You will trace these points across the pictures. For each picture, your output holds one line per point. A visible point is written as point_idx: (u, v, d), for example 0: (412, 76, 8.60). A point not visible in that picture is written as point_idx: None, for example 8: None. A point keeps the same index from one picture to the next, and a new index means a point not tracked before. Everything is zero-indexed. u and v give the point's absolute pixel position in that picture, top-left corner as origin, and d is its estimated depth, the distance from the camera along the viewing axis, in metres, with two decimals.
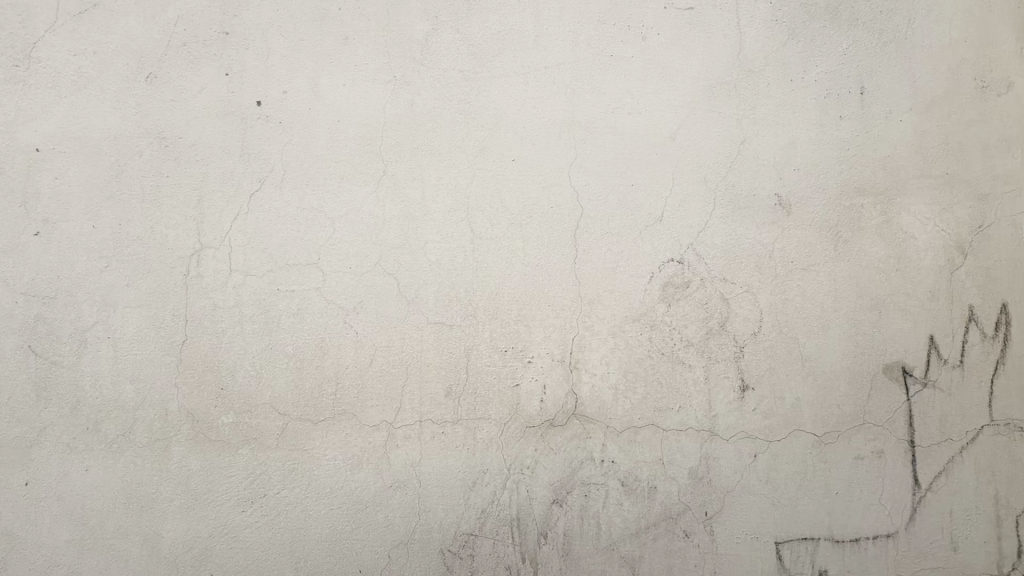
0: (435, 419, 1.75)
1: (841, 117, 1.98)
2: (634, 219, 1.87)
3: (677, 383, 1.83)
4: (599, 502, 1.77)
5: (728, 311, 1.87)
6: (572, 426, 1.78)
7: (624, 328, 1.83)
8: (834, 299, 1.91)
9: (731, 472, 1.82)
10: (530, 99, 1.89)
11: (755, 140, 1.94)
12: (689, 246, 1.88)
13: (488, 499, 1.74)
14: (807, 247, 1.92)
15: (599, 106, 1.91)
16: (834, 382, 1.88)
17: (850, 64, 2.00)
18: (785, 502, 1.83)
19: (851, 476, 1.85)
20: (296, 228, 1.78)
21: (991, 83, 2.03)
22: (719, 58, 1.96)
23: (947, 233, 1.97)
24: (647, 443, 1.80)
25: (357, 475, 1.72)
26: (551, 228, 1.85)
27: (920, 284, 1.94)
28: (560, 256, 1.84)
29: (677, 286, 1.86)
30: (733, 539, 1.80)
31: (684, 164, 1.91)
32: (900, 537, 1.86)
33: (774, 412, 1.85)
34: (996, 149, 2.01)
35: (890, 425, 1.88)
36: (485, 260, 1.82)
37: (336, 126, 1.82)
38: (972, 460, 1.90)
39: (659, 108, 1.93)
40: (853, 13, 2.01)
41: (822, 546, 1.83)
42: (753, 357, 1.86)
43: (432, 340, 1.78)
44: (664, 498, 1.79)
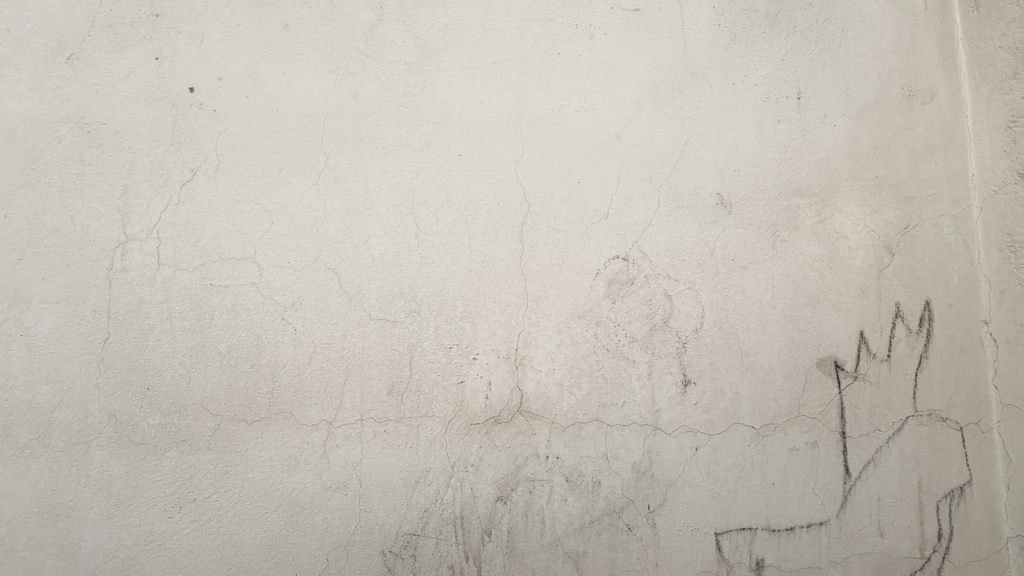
0: (377, 418, 1.71)
1: (779, 121, 2.05)
2: (580, 216, 1.89)
3: (622, 378, 1.85)
4: (543, 499, 1.77)
5: (671, 308, 1.91)
6: (517, 423, 1.78)
7: (570, 324, 1.84)
8: (771, 296, 1.98)
9: (673, 466, 1.85)
10: (477, 94, 1.87)
11: (698, 141, 1.99)
12: (634, 243, 1.91)
13: (431, 498, 1.71)
14: (747, 246, 1.98)
15: (547, 104, 1.91)
16: (771, 376, 1.94)
17: (788, 70, 2.07)
18: (725, 493, 1.87)
19: (787, 467, 1.92)
20: (231, 221, 1.71)
21: (917, 92, 2.15)
22: (664, 59, 2.00)
23: (876, 233, 2.07)
24: (592, 438, 1.81)
25: (294, 477, 1.66)
26: (497, 225, 1.84)
27: (851, 282, 2.03)
28: (506, 253, 1.83)
29: (622, 283, 1.88)
30: (675, 531, 1.83)
31: (629, 162, 1.94)
32: (832, 524, 1.93)
33: (715, 406, 1.89)
34: (921, 155, 2.13)
35: (823, 418, 1.96)
36: (430, 255, 1.79)
37: (275, 115, 1.76)
38: (898, 449, 2.00)
39: (605, 107, 1.95)
40: (791, 21, 2.09)
41: (759, 535, 1.89)
42: (695, 352, 1.90)
43: (375, 336, 1.74)
44: (608, 493, 1.80)
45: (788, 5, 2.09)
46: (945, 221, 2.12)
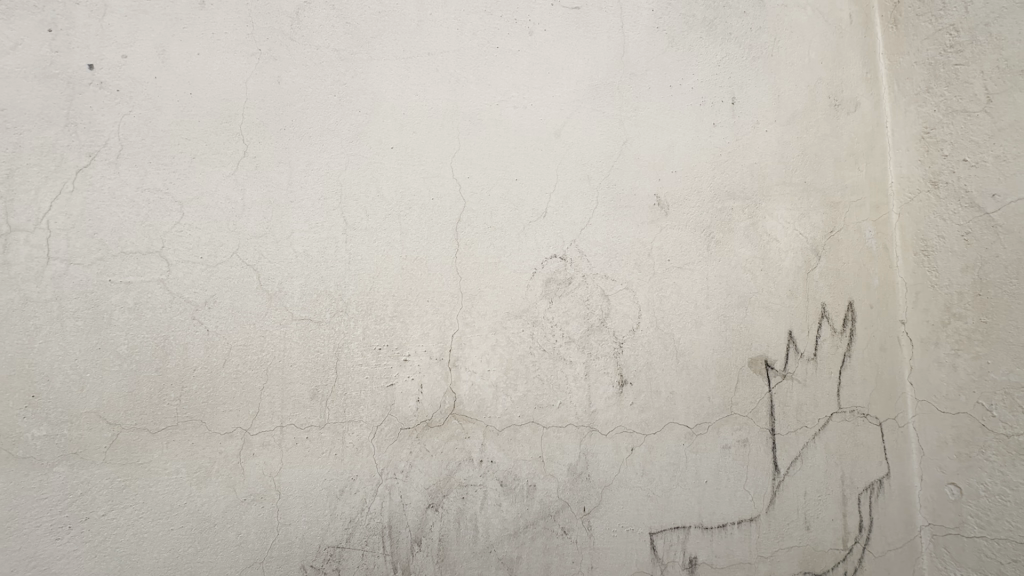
0: (299, 424, 1.61)
1: (714, 124, 2.09)
2: (518, 214, 1.85)
3: (558, 379, 1.82)
4: (477, 504, 1.72)
5: (608, 308, 1.90)
6: (450, 426, 1.72)
7: (506, 325, 1.80)
8: (706, 297, 2.01)
9: (609, 467, 1.84)
10: (411, 85, 1.80)
11: (636, 141, 2.00)
12: (572, 242, 1.89)
13: (357, 508, 1.62)
14: (683, 246, 2.00)
15: (484, 98, 1.87)
16: (705, 375, 1.97)
17: (723, 76, 2.12)
18: (659, 493, 1.88)
19: (719, 465, 1.94)
20: (134, 212, 1.56)
21: (842, 102, 2.25)
22: (603, 58, 1.99)
23: (804, 237, 2.14)
24: (527, 441, 1.77)
25: (205, 490, 1.53)
26: (431, 221, 1.77)
27: (781, 283, 2.09)
28: (441, 250, 1.77)
29: (559, 283, 1.86)
30: (610, 532, 1.82)
31: (568, 160, 1.92)
32: (762, 520, 1.98)
33: (650, 405, 1.90)
34: (846, 162, 2.23)
35: (754, 416, 2.00)
36: (359, 252, 1.71)
37: (188, 99, 1.62)
38: (823, 445, 2.07)
39: (545, 104, 1.92)
40: (726, 28, 2.14)
41: (692, 533, 1.90)
42: (632, 352, 1.90)
43: (298, 337, 1.63)
44: (543, 496, 1.77)
45: (724, 12, 2.14)
46: (867, 226, 2.23)
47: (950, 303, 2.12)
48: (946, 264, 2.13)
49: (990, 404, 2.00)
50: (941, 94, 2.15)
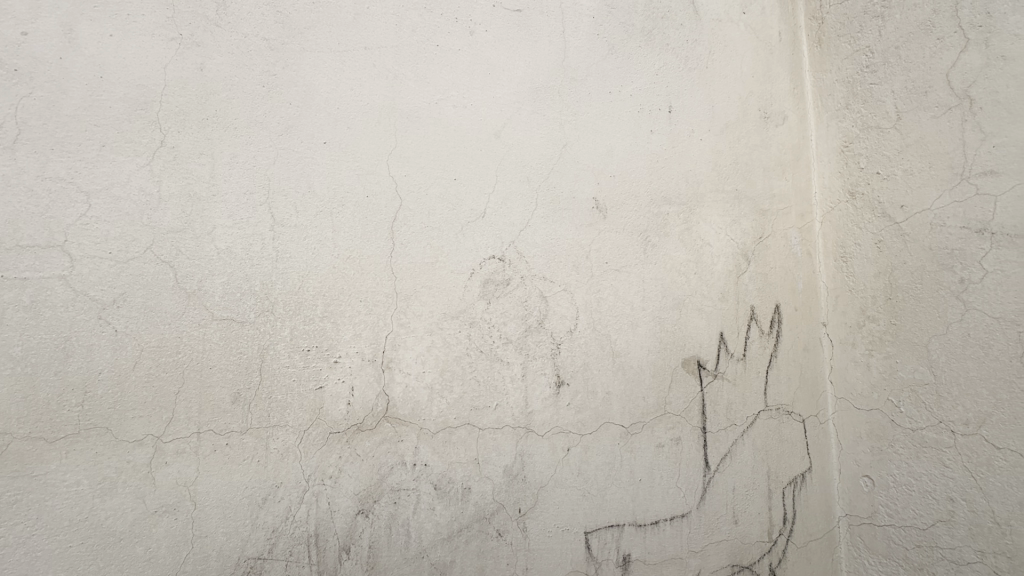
0: (218, 430, 1.52)
1: (651, 131, 2.15)
2: (456, 214, 1.84)
3: (495, 381, 1.82)
4: (409, 509, 1.68)
5: (546, 309, 1.91)
6: (382, 429, 1.68)
7: (442, 326, 1.78)
8: (642, 299, 2.06)
9: (545, 467, 1.85)
10: (346, 79, 1.76)
11: (576, 145, 2.03)
12: (510, 244, 1.89)
13: (280, 517, 1.55)
14: (620, 249, 2.05)
15: (422, 96, 1.84)
16: (640, 376, 2.02)
17: (660, 84, 2.19)
18: (594, 492, 1.90)
19: (653, 463, 1.99)
20: (32, 201, 1.42)
21: (771, 115, 2.37)
22: (544, 62, 2.01)
23: (735, 242, 2.24)
24: (462, 443, 1.76)
25: (109, 503, 1.42)
26: (365, 219, 1.73)
27: (713, 286, 2.18)
28: (375, 249, 1.73)
29: (497, 283, 1.86)
30: (545, 533, 1.83)
31: (508, 161, 1.92)
32: (693, 516, 2.04)
33: (586, 406, 1.92)
34: (774, 172, 2.35)
35: (687, 415, 2.06)
36: (288, 250, 1.64)
37: (98, 83, 1.51)
38: (751, 441, 2.16)
39: (485, 104, 1.92)
40: (664, 38, 2.21)
41: (626, 531, 1.94)
42: (569, 353, 1.93)
43: (218, 338, 1.55)
44: (478, 499, 1.75)
45: (661, 24, 2.21)
46: (793, 233, 2.36)
47: (865, 306, 2.26)
48: (862, 269, 2.27)
49: (899, 400, 2.15)
50: (858, 110, 2.30)
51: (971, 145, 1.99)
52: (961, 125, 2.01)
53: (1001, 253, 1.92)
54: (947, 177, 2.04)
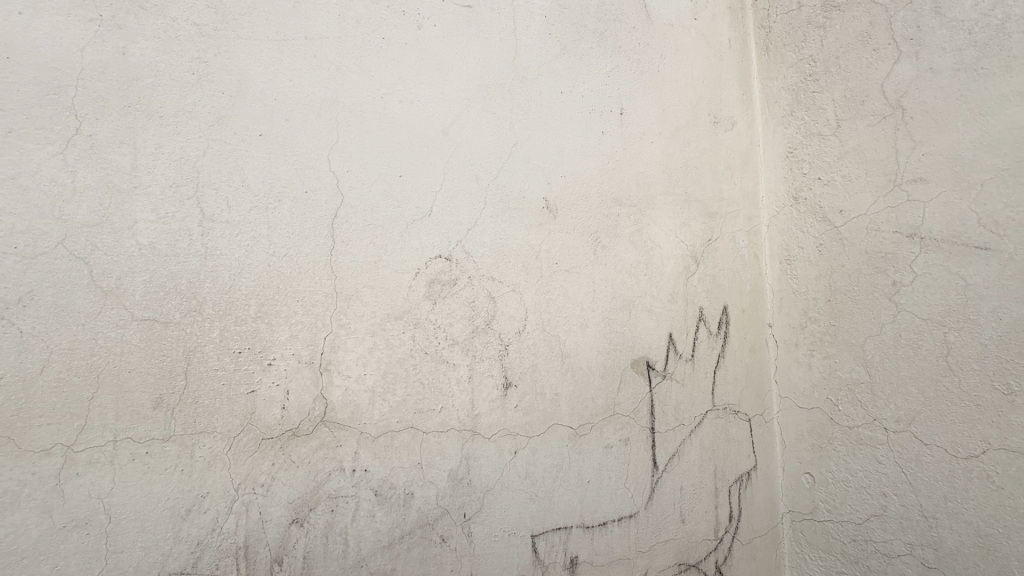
0: (137, 438, 1.43)
1: (602, 133, 2.16)
2: (400, 212, 1.79)
3: (440, 383, 1.78)
4: (347, 517, 1.62)
5: (494, 310, 1.89)
6: (319, 434, 1.61)
7: (385, 327, 1.73)
8: (592, 300, 2.06)
9: (491, 471, 1.82)
10: (284, 70, 1.68)
11: (526, 144, 2.01)
12: (457, 243, 1.86)
13: (206, 529, 1.47)
14: (570, 250, 2.04)
15: (367, 90, 1.79)
16: (589, 377, 2.01)
17: (612, 86, 2.20)
18: (541, 495, 1.89)
19: (601, 465, 1.99)
20: None
21: (720, 120, 2.42)
22: (494, 59, 1.99)
23: (685, 244, 2.27)
24: (405, 447, 1.71)
25: (10, 519, 1.28)
26: (303, 216, 1.66)
27: (662, 288, 2.20)
28: (314, 247, 1.66)
29: (443, 283, 1.82)
30: (491, 537, 1.80)
31: (456, 159, 1.89)
32: (641, 516, 2.05)
33: (534, 408, 1.91)
34: (723, 175, 2.40)
35: (635, 415, 2.07)
36: (218, 246, 1.55)
37: (4, 63, 1.37)
38: (698, 441, 2.19)
39: (432, 100, 1.88)
40: (616, 41, 2.22)
41: (573, 533, 1.93)
42: (517, 354, 1.90)
43: (139, 340, 1.45)
44: (421, 504, 1.71)
45: (614, 26, 2.21)
46: (741, 236, 2.41)
47: (807, 308, 2.33)
48: (804, 272, 2.35)
49: (837, 399, 2.23)
50: (802, 118, 2.38)
51: (903, 153, 2.08)
52: (895, 133, 2.10)
53: (929, 258, 2.01)
54: (882, 184, 2.13)
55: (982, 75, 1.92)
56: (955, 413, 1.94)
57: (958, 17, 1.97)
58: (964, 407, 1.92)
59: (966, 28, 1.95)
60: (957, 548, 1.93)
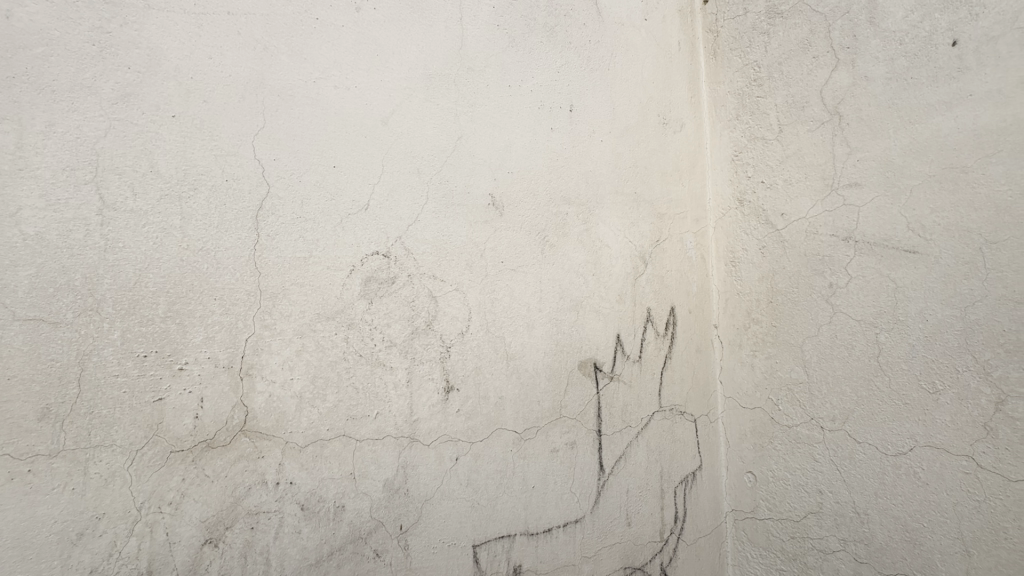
0: (17, 455, 1.22)
1: (551, 129, 2.11)
2: (334, 205, 1.67)
3: (376, 388, 1.68)
4: (269, 534, 1.49)
5: (436, 310, 1.80)
6: (238, 445, 1.48)
7: (315, 327, 1.61)
8: (539, 300, 2.00)
9: (430, 479, 1.73)
10: (202, 46, 1.53)
11: (472, 138, 1.94)
12: (396, 239, 1.76)
13: (102, 555, 1.28)
14: (516, 248, 1.98)
15: (298, 73, 1.66)
16: (535, 379, 1.96)
17: (561, 82, 2.15)
18: (484, 503, 1.82)
19: (547, 469, 1.94)
20: None
21: (669, 121, 2.43)
22: (438, 48, 1.90)
23: (633, 244, 2.26)
24: (336, 457, 1.59)
25: None
26: (223, 206, 1.51)
27: (611, 288, 2.18)
28: (236, 241, 1.52)
29: (381, 282, 1.72)
30: (429, 549, 1.71)
31: (396, 151, 1.79)
32: (587, 521, 2.01)
33: (477, 412, 1.84)
34: (671, 177, 2.40)
35: (582, 418, 2.03)
36: (121, 238, 1.38)
37: None
38: (645, 442, 2.18)
39: (371, 88, 1.77)
40: (566, 36, 2.18)
41: (517, 541, 1.86)
42: (460, 356, 1.83)
43: (22, 343, 1.25)
44: (353, 517, 1.60)
45: (564, 21, 2.17)
46: (688, 237, 2.43)
47: (750, 309, 2.37)
48: (748, 274, 2.39)
49: (777, 398, 2.27)
50: (747, 122, 2.42)
51: (840, 158, 2.14)
52: (832, 139, 2.16)
53: (862, 260, 2.07)
54: (820, 188, 2.19)
55: (911, 84, 2.00)
56: (885, 411, 2.01)
57: (890, 28, 2.04)
58: (893, 406, 1.99)
59: (897, 38, 2.03)
60: (885, 543, 2.00)
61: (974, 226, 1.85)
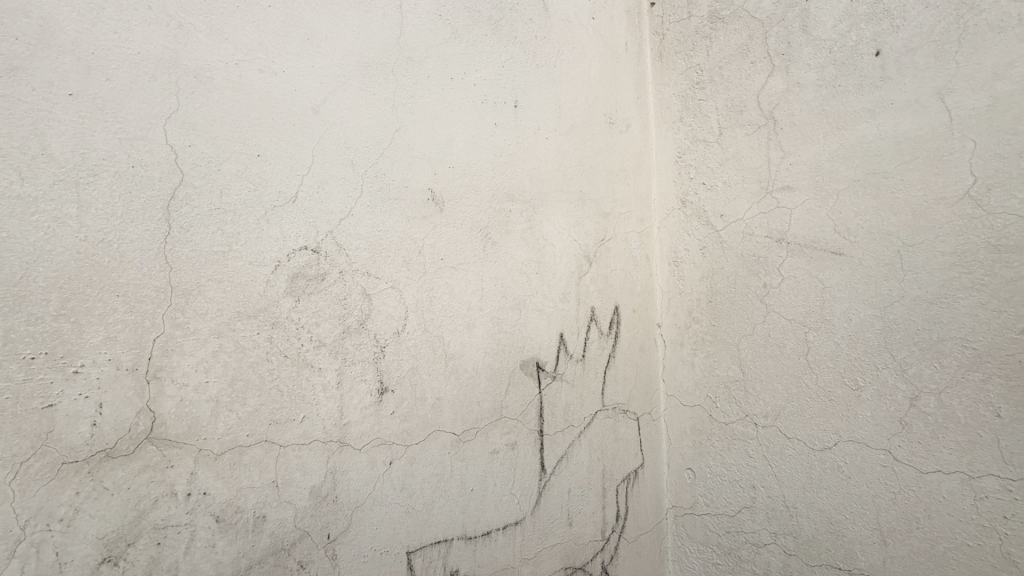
0: None
1: (495, 125, 2.07)
2: (257, 196, 1.57)
3: (302, 390, 1.59)
4: (179, 550, 1.38)
5: (369, 308, 1.73)
6: (144, 454, 1.36)
7: (235, 326, 1.50)
8: (480, 298, 1.97)
9: (362, 485, 1.66)
10: (106, 19, 1.39)
11: (411, 130, 1.87)
12: (327, 233, 1.67)
13: None
14: (457, 245, 1.93)
15: (218, 54, 1.54)
16: (475, 379, 1.92)
17: (507, 77, 2.12)
18: (419, 507, 1.76)
19: (486, 471, 1.90)
20: None
21: (616, 121, 2.44)
22: (375, 36, 1.82)
23: (578, 243, 2.25)
24: (257, 464, 1.50)
25: None
26: (128, 194, 1.38)
27: (554, 287, 2.16)
28: (142, 233, 1.40)
29: (309, 278, 1.63)
30: (360, 558, 1.64)
31: (328, 141, 1.70)
32: (527, 522, 1.99)
33: (413, 414, 1.78)
34: (617, 176, 2.41)
35: (523, 418, 2.01)
36: (4, 228, 1.22)
37: None
38: (587, 441, 2.17)
39: (300, 74, 1.68)
40: (512, 31, 2.14)
41: (454, 546, 1.82)
42: (395, 357, 1.76)
43: None
44: (276, 528, 1.51)
45: (510, 15, 2.14)
46: (633, 237, 2.45)
47: (692, 308, 2.42)
48: (690, 274, 2.44)
49: (716, 396, 2.32)
50: (690, 124, 2.46)
51: (774, 161, 2.20)
52: (768, 143, 2.22)
53: (794, 262, 2.14)
54: (755, 191, 2.25)
55: (840, 92, 2.07)
56: (813, 408, 2.08)
57: (821, 36, 2.11)
58: (820, 403, 2.06)
59: (827, 46, 2.10)
60: (812, 535, 2.07)
61: (894, 229, 1.94)
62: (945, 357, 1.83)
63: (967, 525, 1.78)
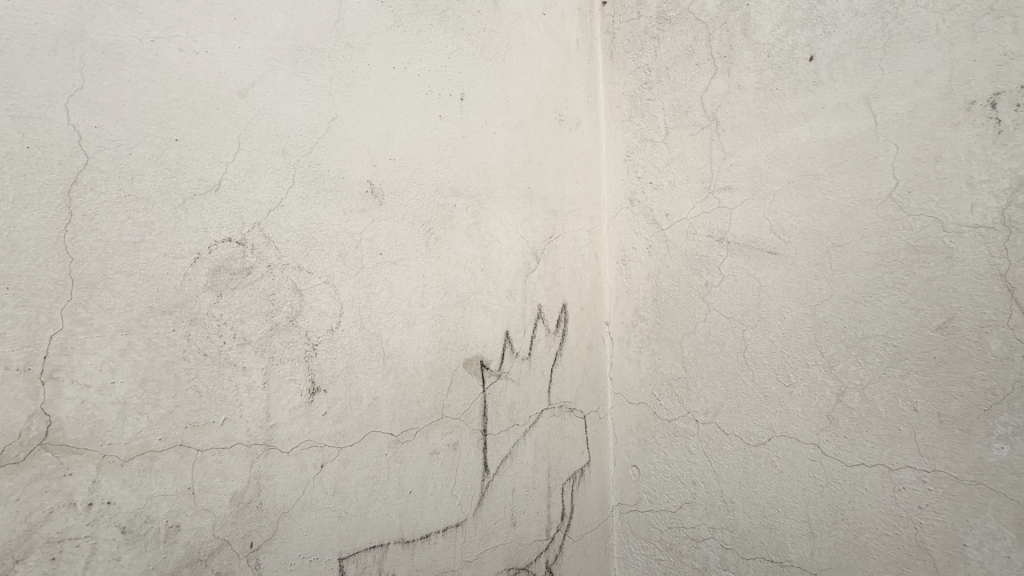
0: None
1: (439, 118, 2.02)
2: (175, 183, 1.46)
3: (223, 391, 1.49)
4: (77, 566, 1.26)
5: (300, 305, 1.65)
6: (37, 462, 1.22)
7: (147, 322, 1.39)
8: (421, 295, 1.91)
9: (289, 490, 1.58)
10: None
11: (348, 119, 1.80)
12: (254, 225, 1.58)
13: None
14: (397, 241, 1.87)
15: (131, 29, 1.42)
16: (415, 378, 1.87)
17: (452, 69, 2.07)
18: (352, 512, 1.69)
19: (426, 472, 1.86)
20: None
21: (565, 118, 2.43)
22: (310, 19, 1.74)
23: (525, 240, 2.23)
24: (171, 470, 1.40)
25: None
26: (21, 177, 1.24)
27: (500, 284, 2.13)
28: (38, 220, 1.26)
29: (232, 272, 1.54)
30: (286, 567, 1.56)
31: (257, 128, 1.61)
32: (469, 523, 1.95)
33: (348, 414, 1.71)
34: (566, 174, 2.41)
35: (466, 417, 1.97)
36: None
37: None
38: (532, 440, 2.16)
39: (226, 55, 1.57)
40: (459, 21, 2.09)
41: (390, 550, 1.76)
42: (328, 355, 1.69)
43: None
44: (192, 537, 1.42)
45: (457, 6, 2.09)
46: (582, 235, 2.45)
47: (638, 307, 2.45)
48: (637, 272, 2.46)
49: (660, 394, 2.35)
50: (638, 123, 2.48)
51: (716, 162, 2.24)
52: (711, 143, 2.26)
53: (734, 261, 2.19)
54: (699, 191, 2.28)
55: (777, 95, 2.12)
56: (750, 404, 2.13)
57: (760, 40, 2.16)
58: (758, 399, 2.11)
59: (766, 50, 2.15)
60: (748, 528, 2.12)
61: (825, 230, 2.00)
62: (869, 353, 1.90)
63: (887, 515, 1.85)
